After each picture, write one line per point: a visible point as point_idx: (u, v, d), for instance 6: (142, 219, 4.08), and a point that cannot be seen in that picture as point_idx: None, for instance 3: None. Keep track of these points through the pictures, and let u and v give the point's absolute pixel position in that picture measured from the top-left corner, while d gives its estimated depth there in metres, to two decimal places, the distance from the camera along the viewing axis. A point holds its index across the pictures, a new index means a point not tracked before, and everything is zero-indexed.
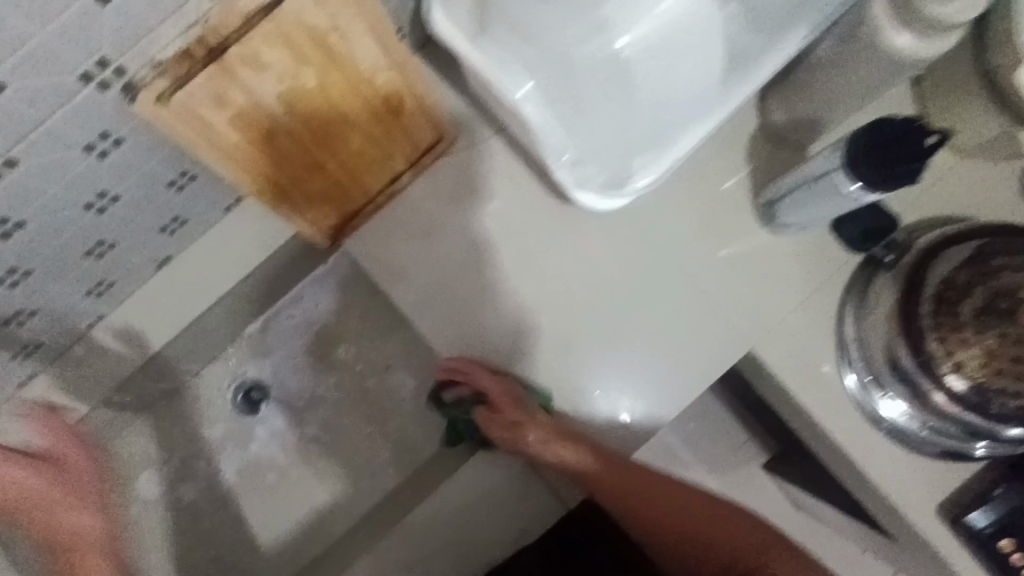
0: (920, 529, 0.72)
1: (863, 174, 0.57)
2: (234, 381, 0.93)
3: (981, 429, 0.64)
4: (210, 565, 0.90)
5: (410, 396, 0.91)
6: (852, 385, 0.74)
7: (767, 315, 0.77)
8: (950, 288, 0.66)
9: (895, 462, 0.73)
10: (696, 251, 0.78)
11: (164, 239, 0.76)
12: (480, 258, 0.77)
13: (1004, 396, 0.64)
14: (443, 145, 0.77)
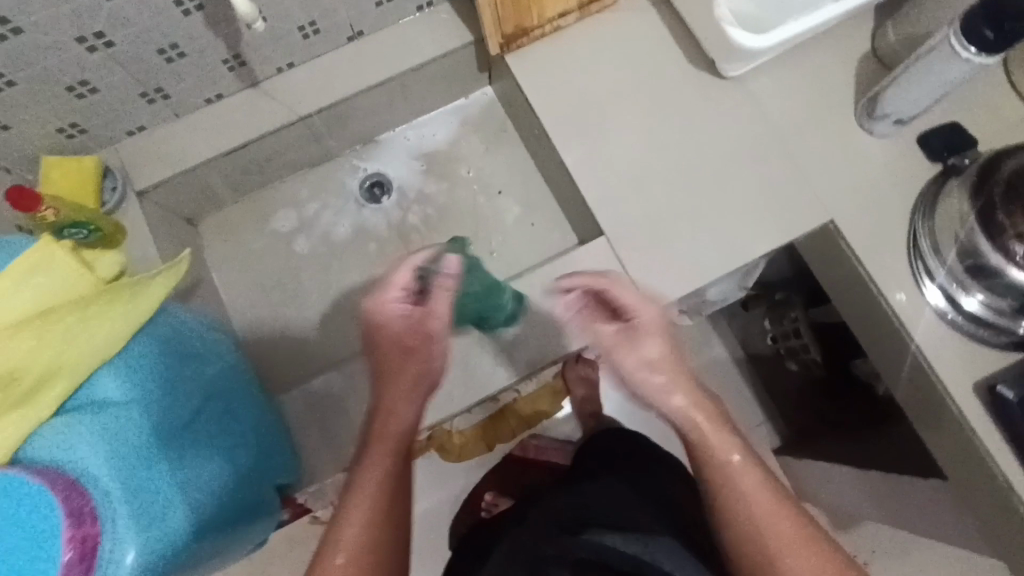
0: (950, 393, 0.83)
1: (980, 38, 0.70)
2: (365, 172, 1.06)
3: None
4: (306, 312, 1.01)
5: (513, 220, 1.03)
6: (932, 295, 0.85)
7: (847, 196, 0.90)
8: (1019, 175, 0.78)
9: (937, 336, 0.85)
10: (797, 133, 0.93)
11: (372, 8, 0.91)
12: (620, 97, 0.95)
13: None
14: (609, 0, 0.94)
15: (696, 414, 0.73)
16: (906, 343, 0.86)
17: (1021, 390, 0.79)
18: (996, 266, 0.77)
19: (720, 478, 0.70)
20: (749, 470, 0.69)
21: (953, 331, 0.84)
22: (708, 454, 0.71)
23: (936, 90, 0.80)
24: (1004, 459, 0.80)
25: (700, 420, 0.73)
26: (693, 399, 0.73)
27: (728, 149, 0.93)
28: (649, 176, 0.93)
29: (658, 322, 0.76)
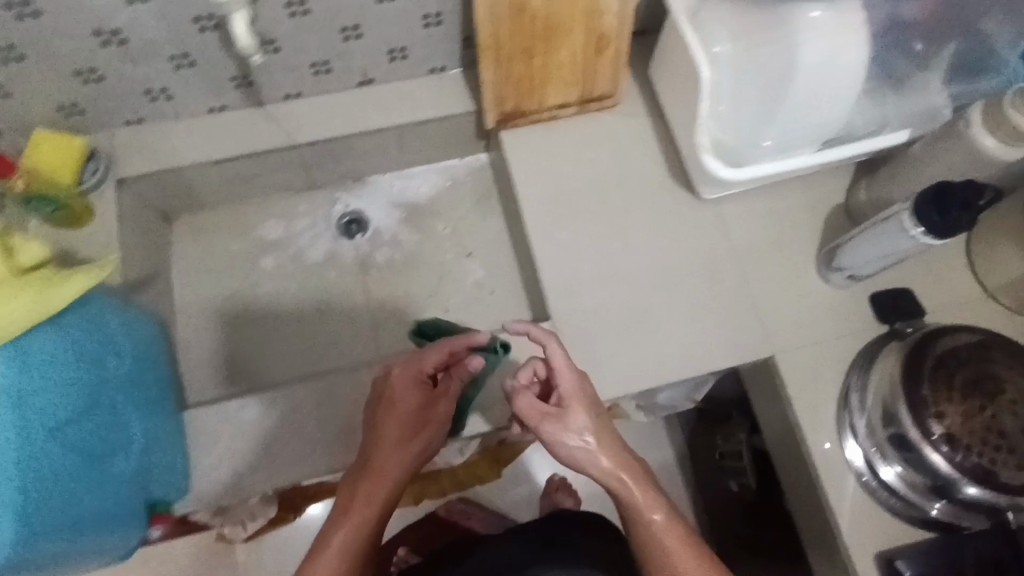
0: (853, 555, 0.83)
1: (928, 224, 0.73)
2: (346, 207, 1.08)
3: (948, 479, 0.77)
4: (252, 328, 1.02)
5: (474, 284, 1.05)
6: (851, 453, 0.86)
7: (793, 337, 0.92)
8: (950, 356, 0.81)
9: (851, 493, 0.85)
10: (757, 265, 0.96)
11: (385, 61, 0.95)
12: (598, 193, 0.98)
13: (970, 452, 0.76)
14: (607, 102, 0.99)
15: (620, 473, 0.76)
16: (820, 495, 0.86)
17: (915, 570, 0.80)
18: (915, 444, 0.78)
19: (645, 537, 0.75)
20: (670, 528, 0.75)
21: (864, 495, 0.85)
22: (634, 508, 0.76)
23: (891, 258, 0.83)
24: None
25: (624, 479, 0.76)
26: (615, 462, 0.76)
27: (689, 268, 0.96)
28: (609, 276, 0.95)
29: (579, 394, 0.77)
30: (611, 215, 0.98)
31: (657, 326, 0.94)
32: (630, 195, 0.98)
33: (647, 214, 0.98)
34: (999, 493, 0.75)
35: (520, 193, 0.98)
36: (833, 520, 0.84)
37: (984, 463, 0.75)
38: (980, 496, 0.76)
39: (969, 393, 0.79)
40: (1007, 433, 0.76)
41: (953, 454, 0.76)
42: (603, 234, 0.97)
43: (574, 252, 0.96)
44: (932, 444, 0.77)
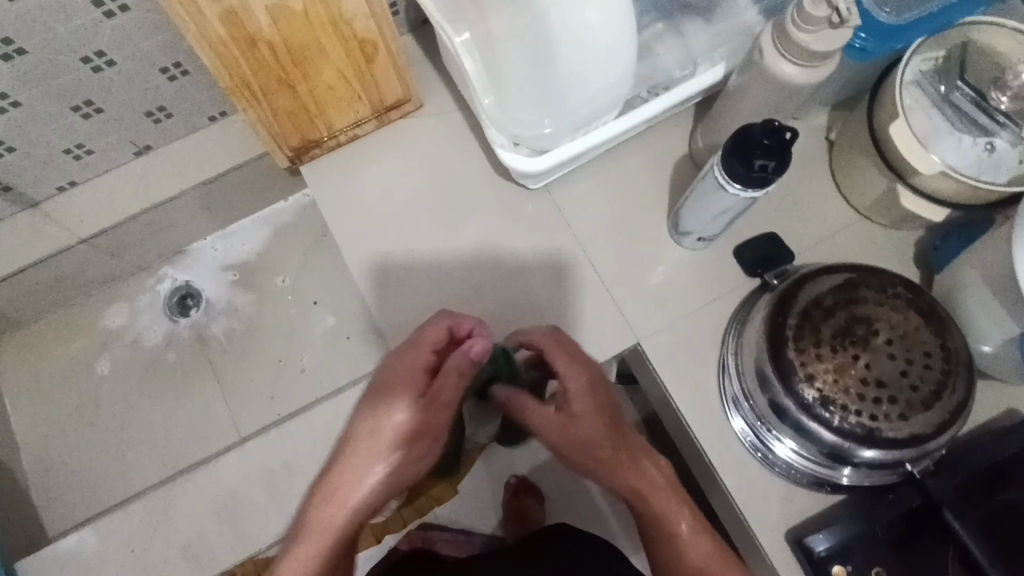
0: (761, 539, 0.76)
1: (739, 175, 0.63)
2: (174, 283, 0.99)
3: (833, 446, 0.68)
4: (101, 440, 0.94)
5: (325, 333, 0.97)
6: (739, 428, 0.78)
7: (659, 314, 0.84)
8: (815, 307, 0.71)
9: (747, 472, 0.78)
10: (608, 243, 0.86)
11: (148, 126, 0.85)
12: (423, 207, 0.89)
13: (848, 413, 0.68)
14: (408, 106, 0.90)
15: (645, 484, 0.69)
16: (718, 480, 0.79)
17: (830, 544, 0.72)
18: (792, 415, 0.70)
19: (671, 558, 0.68)
20: (697, 542, 0.68)
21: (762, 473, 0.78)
22: (657, 504, 0.69)
23: (725, 217, 0.74)
24: None
25: (649, 496, 0.69)
26: (642, 479, 0.69)
27: (536, 267, 0.86)
28: (449, 297, 0.86)
29: (592, 409, 0.68)
30: (441, 227, 0.88)
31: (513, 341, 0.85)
32: (457, 200, 0.89)
33: (479, 215, 0.88)
34: (886, 449, 0.68)
35: (336, 229, 0.88)
36: (735, 506, 0.78)
37: (864, 422, 0.67)
38: (875, 457, 0.68)
39: (839, 344, 0.69)
40: (885, 380, 0.67)
41: (829, 419, 0.68)
42: (437, 251, 0.87)
43: (409, 278, 0.86)
44: (807, 414, 0.69)
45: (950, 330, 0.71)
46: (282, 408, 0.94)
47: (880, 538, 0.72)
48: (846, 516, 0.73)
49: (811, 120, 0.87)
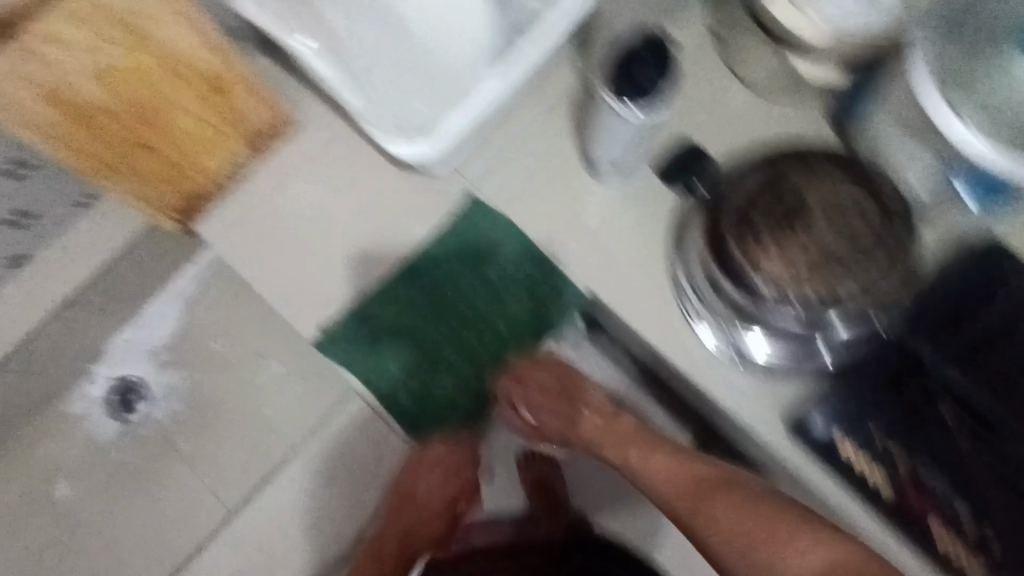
0: (768, 442, 0.76)
1: (636, 97, 0.67)
2: (108, 383, 0.92)
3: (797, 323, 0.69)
4: (86, 566, 0.88)
5: (276, 378, 0.91)
6: (705, 338, 0.76)
7: (604, 255, 0.80)
8: (748, 201, 0.70)
9: (731, 381, 0.77)
10: (535, 203, 0.81)
11: (16, 236, 0.78)
12: (325, 212, 0.83)
13: (804, 291, 0.67)
14: (284, 129, 0.83)
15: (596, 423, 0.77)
16: (707, 400, 0.78)
17: (829, 419, 0.73)
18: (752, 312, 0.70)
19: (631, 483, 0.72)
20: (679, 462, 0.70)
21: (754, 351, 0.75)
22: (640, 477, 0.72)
23: (633, 142, 0.72)
24: (834, 489, 0.73)
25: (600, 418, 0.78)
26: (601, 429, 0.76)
27: (469, 244, 0.82)
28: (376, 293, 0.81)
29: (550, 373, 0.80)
30: (350, 224, 0.83)
31: (444, 312, 0.82)
32: (356, 193, 0.83)
33: (386, 202, 0.83)
34: (845, 313, 0.69)
35: (244, 260, 0.83)
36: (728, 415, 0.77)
37: (822, 297, 0.67)
38: (836, 319, 0.69)
39: (779, 230, 0.68)
40: (830, 251, 0.68)
41: (789, 305, 0.68)
42: (354, 251, 0.82)
43: (331, 286, 0.82)
44: (767, 308, 0.68)
45: (882, 186, 0.70)
46: (261, 470, 0.89)
47: (870, 399, 0.72)
48: (831, 390, 0.73)
49: (690, 13, 0.83)
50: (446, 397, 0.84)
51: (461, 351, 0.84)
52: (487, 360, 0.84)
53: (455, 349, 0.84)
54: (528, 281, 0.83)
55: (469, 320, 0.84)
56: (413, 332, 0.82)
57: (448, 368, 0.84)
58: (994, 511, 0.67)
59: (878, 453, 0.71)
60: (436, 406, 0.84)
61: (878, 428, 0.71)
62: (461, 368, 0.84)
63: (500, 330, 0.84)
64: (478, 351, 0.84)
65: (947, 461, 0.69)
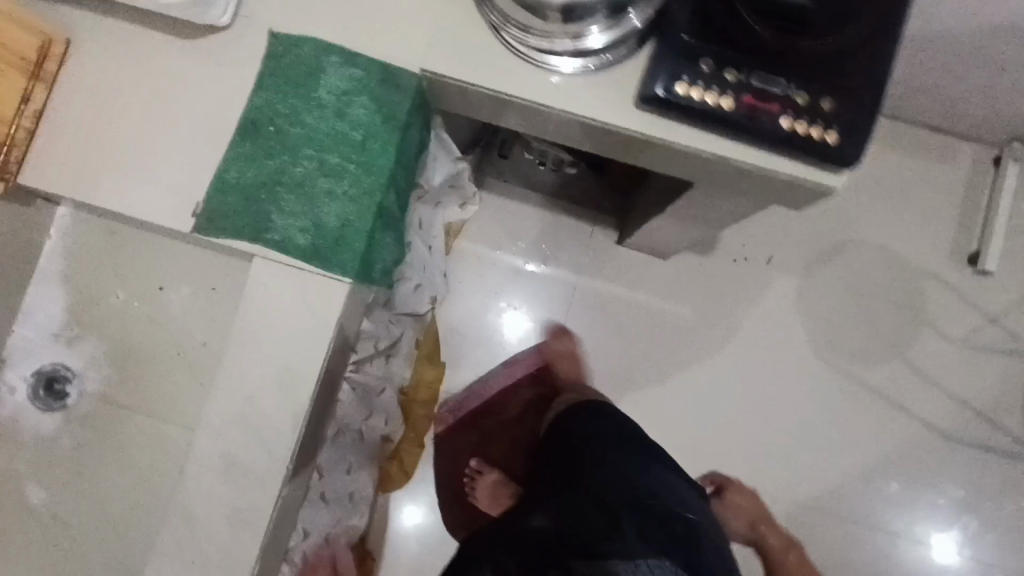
0: (630, 126, 0.80)
1: None
2: (28, 381, 0.90)
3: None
4: (92, 548, 0.87)
5: (187, 301, 0.90)
6: (538, 62, 0.80)
7: (418, 32, 0.81)
8: None
9: (575, 90, 0.80)
10: (334, 14, 0.82)
11: None
12: (146, 112, 0.81)
13: None
14: (56, 48, 0.80)
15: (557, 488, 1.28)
16: (566, 117, 0.81)
17: (668, 75, 0.75)
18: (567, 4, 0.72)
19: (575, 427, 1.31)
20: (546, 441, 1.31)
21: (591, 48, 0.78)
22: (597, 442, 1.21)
23: None
24: (700, 137, 0.79)
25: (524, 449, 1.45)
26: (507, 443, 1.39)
27: (294, 73, 0.81)
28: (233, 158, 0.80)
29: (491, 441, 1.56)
30: (175, 110, 0.81)
31: (305, 150, 0.80)
32: (166, 80, 0.81)
33: (197, 74, 0.81)
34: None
35: (94, 193, 0.80)
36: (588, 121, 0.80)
37: None
38: None
39: None
40: None
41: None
42: (193, 132, 0.81)
43: (191, 174, 0.80)
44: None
45: None
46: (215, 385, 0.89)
47: (689, 43, 0.75)
48: (656, 57, 0.75)
49: None
50: (345, 229, 0.79)
51: (338, 180, 0.80)
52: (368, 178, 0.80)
53: (332, 181, 0.80)
54: (364, 84, 0.80)
55: (331, 147, 0.80)
56: (279, 179, 0.80)
57: (333, 200, 0.79)
58: (821, 84, 0.74)
59: (717, 85, 0.74)
60: (343, 242, 0.79)
61: (707, 62, 0.74)
62: (347, 197, 0.80)
63: (369, 144, 0.80)
64: (353, 173, 0.80)
65: (771, 62, 0.74)
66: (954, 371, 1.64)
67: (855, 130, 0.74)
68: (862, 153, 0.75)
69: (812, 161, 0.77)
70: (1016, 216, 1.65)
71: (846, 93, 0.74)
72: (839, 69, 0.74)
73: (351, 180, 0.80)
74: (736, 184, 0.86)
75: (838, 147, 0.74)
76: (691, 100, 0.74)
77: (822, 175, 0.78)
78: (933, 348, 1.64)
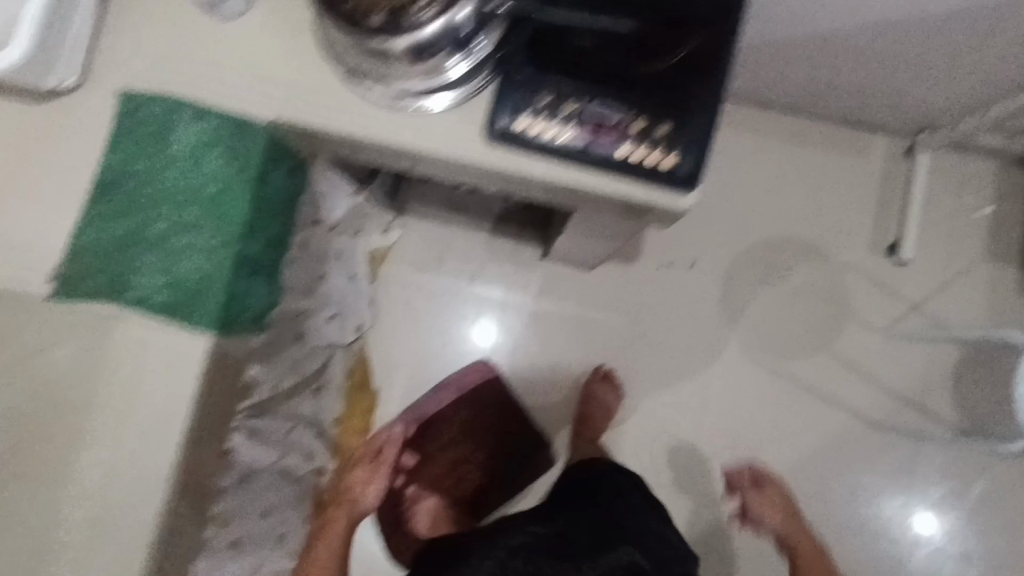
0: (478, 158, 0.78)
1: None
2: None
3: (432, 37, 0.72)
4: None
5: None
6: (386, 100, 0.79)
7: (262, 79, 0.80)
8: None
9: (422, 125, 0.79)
10: (175, 66, 0.80)
11: None
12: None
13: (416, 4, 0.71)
14: None
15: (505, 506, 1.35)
16: (416, 153, 0.80)
17: (505, 110, 0.76)
18: (409, 46, 0.72)
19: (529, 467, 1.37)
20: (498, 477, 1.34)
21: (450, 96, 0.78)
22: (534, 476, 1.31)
23: None
24: (546, 165, 0.77)
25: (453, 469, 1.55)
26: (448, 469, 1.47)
27: (141, 129, 0.80)
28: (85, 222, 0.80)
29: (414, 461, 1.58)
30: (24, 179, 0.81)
31: (160, 205, 0.80)
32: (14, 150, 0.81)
33: (44, 140, 0.81)
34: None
35: None
36: (436, 156, 0.79)
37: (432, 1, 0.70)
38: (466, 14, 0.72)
39: None
40: None
41: (427, 20, 0.71)
42: (45, 201, 0.80)
43: (45, 244, 0.80)
44: (414, 32, 0.71)
45: None
46: None
47: (529, 75, 0.75)
48: (501, 88, 0.76)
49: None
50: (207, 285, 0.80)
51: (195, 236, 0.80)
52: (230, 231, 0.81)
53: (188, 236, 0.80)
54: (218, 138, 0.80)
55: (186, 202, 0.80)
56: (133, 240, 0.80)
57: (191, 256, 0.80)
58: (658, 108, 0.75)
59: (558, 116, 0.76)
60: (208, 299, 0.80)
61: (546, 94, 0.75)
62: (208, 253, 0.80)
63: (228, 196, 0.81)
64: (213, 229, 0.81)
65: (605, 90, 0.75)
66: (882, 359, 1.67)
67: (695, 151, 0.75)
68: (700, 174, 0.76)
69: (656, 184, 0.77)
70: (930, 202, 1.68)
71: (682, 114, 0.75)
72: (677, 92, 0.75)
73: (212, 233, 0.80)
74: (597, 206, 0.86)
75: (677, 168, 0.76)
76: (525, 134, 0.76)
77: (670, 197, 0.78)
78: (860, 338, 1.67)
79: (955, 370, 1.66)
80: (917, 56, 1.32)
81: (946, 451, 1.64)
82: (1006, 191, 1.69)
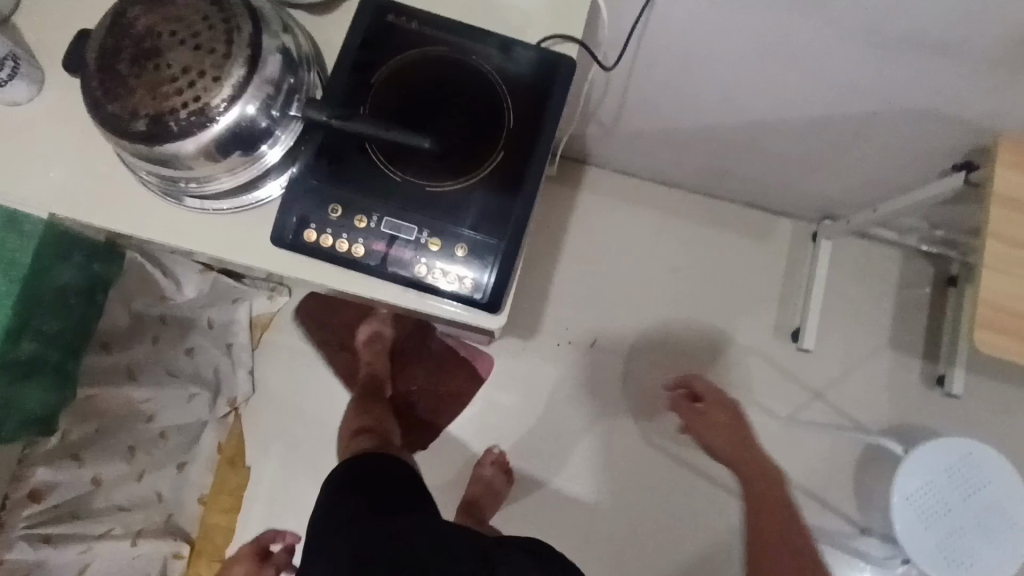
0: (269, 265, 0.75)
1: None
2: None
3: (198, 145, 0.67)
4: None
5: None
6: (175, 200, 0.76)
7: (46, 172, 0.76)
8: (101, 54, 0.67)
9: (215, 226, 0.77)
10: None
11: None
12: None
13: (177, 110, 0.66)
14: None
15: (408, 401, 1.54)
16: (209, 255, 0.77)
17: (294, 219, 0.72)
18: (200, 148, 0.67)
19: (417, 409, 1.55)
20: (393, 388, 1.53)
21: (270, 197, 0.77)
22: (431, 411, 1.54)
23: None
24: (341, 275, 0.74)
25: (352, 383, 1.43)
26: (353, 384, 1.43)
27: None
28: None
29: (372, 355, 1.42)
30: None
31: None
32: None
33: None
34: (259, 86, 0.68)
35: None
36: (226, 258, 0.76)
37: (196, 107, 0.66)
38: (238, 122, 0.67)
39: (134, 67, 0.66)
40: (186, 65, 0.66)
41: (213, 120, 0.66)
42: None
43: None
44: (200, 133, 0.66)
45: None
46: None
47: (319, 187, 0.72)
48: (287, 196, 0.73)
49: None
50: None
51: None
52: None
53: None
54: None
55: None
56: None
57: None
58: (453, 227, 0.72)
59: (347, 232, 0.72)
60: None
61: (335, 209, 0.72)
62: None
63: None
64: None
65: (397, 205, 0.72)
66: (789, 451, 1.59)
67: (496, 273, 0.72)
68: (502, 294, 0.72)
69: (456, 301, 0.73)
70: (835, 289, 1.65)
71: (478, 234, 0.72)
72: (473, 211, 0.73)
73: None
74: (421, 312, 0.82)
75: (474, 289, 0.72)
76: (315, 245, 0.72)
77: (475, 317, 0.74)
78: (762, 427, 1.60)
79: (860, 464, 1.58)
80: (797, 153, 1.32)
81: (852, 553, 1.55)
82: (912, 281, 1.66)
